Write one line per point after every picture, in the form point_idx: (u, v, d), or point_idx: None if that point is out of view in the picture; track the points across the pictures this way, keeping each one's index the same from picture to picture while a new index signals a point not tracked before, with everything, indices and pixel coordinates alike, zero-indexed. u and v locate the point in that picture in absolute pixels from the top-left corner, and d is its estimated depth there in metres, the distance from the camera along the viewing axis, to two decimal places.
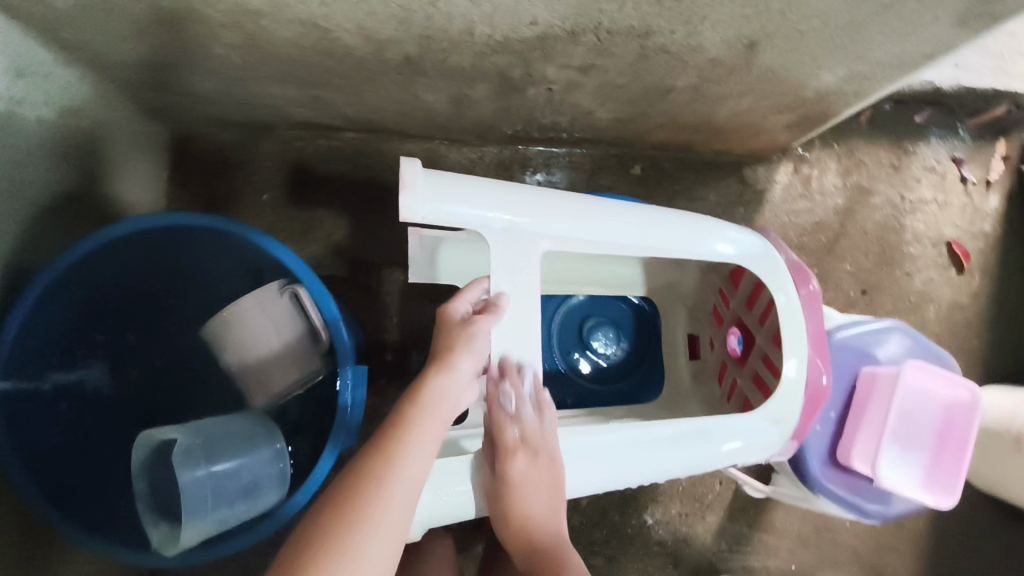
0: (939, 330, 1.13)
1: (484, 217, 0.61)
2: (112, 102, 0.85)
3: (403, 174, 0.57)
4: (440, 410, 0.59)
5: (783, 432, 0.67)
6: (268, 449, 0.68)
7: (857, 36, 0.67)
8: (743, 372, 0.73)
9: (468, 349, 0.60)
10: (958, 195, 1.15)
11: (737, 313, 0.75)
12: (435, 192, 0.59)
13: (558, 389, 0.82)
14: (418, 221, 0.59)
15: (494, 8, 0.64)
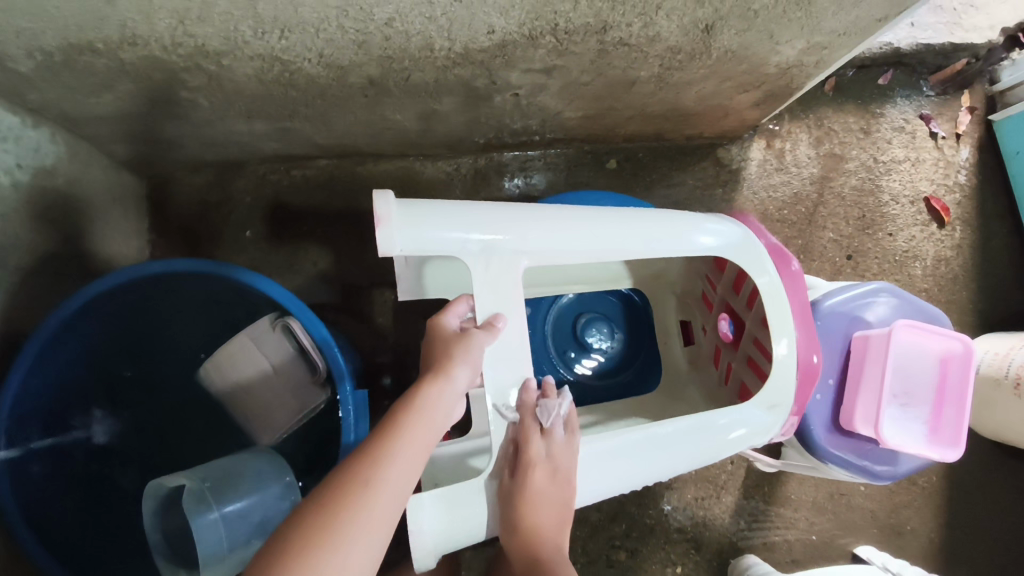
0: (927, 286, 1.14)
1: (462, 241, 0.61)
2: (84, 158, 0.85)
3: (378, 208, 0.58)
4: (432, 419, 0.57)
5: (782, 413, 0.67)
6: (276, 484, 0.67)
7: (809, 8, 0.68)
8: (737, 356, 0.73)
9: (466, 360, 0.59)
10: (930, 151, 1.17)
11: (724, 299, 0.74)
12: (410, 223, 0.60)
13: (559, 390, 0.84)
14: (397, 252, 0.60)
15: (451, 22, 0.64)
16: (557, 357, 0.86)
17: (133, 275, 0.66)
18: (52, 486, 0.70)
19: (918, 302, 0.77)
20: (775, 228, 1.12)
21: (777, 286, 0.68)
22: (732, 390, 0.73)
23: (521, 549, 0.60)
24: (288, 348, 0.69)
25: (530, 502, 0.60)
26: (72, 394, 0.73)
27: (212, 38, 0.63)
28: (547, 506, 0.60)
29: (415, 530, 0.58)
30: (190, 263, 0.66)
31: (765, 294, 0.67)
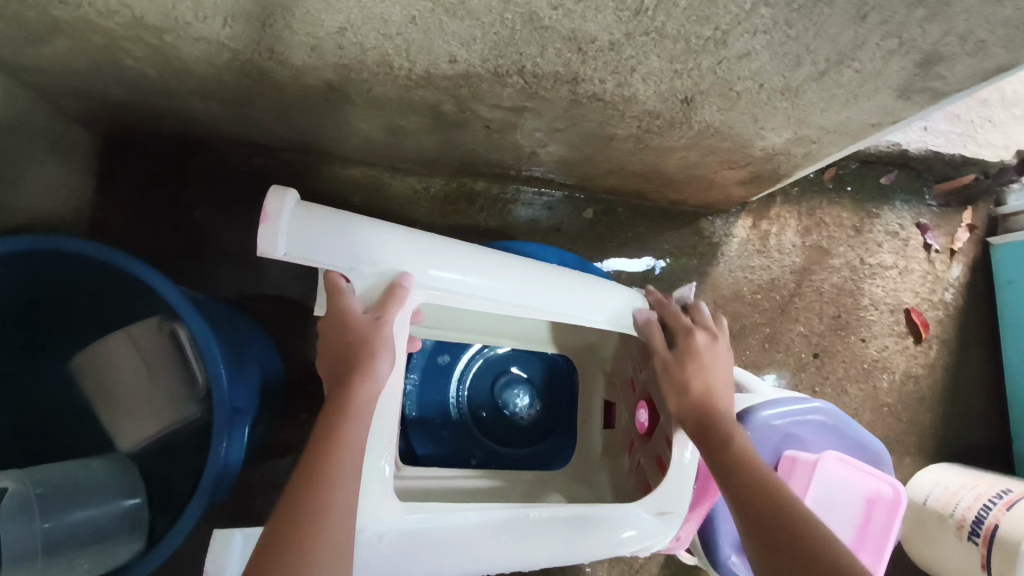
0: (890, 401, 1.08)
1: (353, 258, 0.53)
2: (26, 106, 0.80)
3: (269, 203, 0.49)
4: (363, 423, 0.52)
5: (676, 519, 0.62)
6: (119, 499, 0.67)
7: (795, 100, 0.63)
8: (647, 450, 0.68)
9: (383, 347, 0.53)
10: (919, 262, 1.11)
11: (644, 383, 0.71)
12: (303, 228, 0.51)
13: (463, 448, 0.80)
14: (280, 256, 0.51)
15: (407, 43, 0.60)
16: (469, 412, 0.83)
17: (31, 243, 0.60)
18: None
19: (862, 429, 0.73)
20: (745, 311, 1.07)
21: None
22: (637, 484, 0.68)
23: (692, 410, 0.62)
24: (170, 354, 0.69)
25: (700, 361, 0.64)
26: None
27: (150, 13, 0.58)
28: (713, 378, 0.63)
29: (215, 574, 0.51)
30: (92, 249, 0.61)
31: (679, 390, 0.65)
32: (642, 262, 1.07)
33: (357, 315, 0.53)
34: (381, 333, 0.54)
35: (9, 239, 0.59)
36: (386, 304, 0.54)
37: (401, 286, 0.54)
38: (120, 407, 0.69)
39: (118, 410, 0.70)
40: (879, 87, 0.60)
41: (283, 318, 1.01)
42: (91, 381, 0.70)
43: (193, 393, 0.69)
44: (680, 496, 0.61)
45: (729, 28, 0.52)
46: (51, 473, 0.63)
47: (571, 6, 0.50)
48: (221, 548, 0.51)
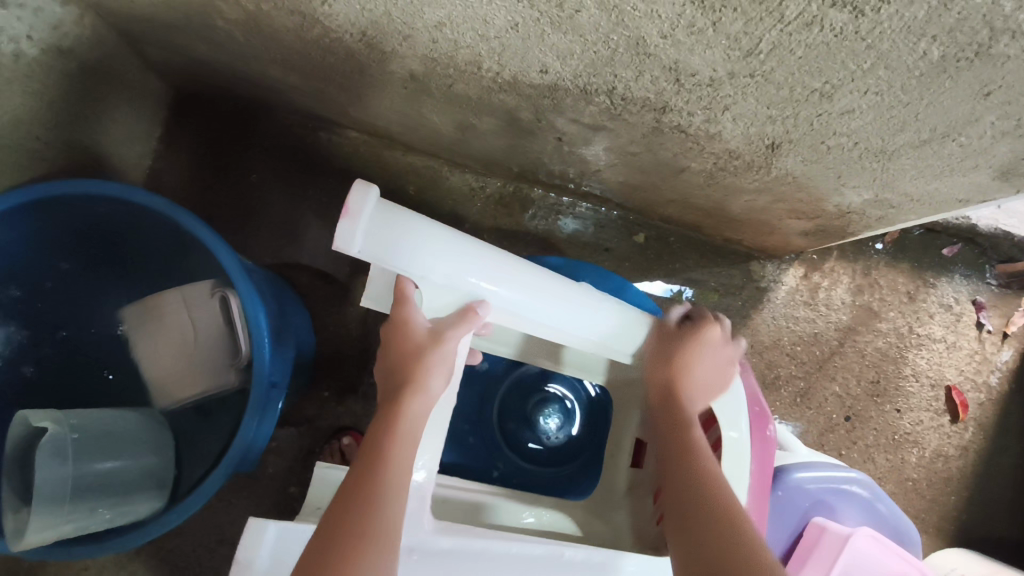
0: (916, 476, 1.05)
1: (423, 268, 0.51)
2: (108, 46, 0.80)
3: (351, 199, 0.46)
4: (413, 437, 0.52)
5: None
6: (145, 459, 0.67)
7: (887, 164, 0.62)
8: None
9: (439, 366, 0.53)
10: (969, 340, 1.08)
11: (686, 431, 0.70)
12: (381, 229, 0.48)
13: (485, 458, 0.81)
14: (353, 252, 0.48)
15: (502, 47, 0.59)
16: (497, 424, 0.84)
17: (101, 189, 0.61)
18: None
19: (894, 507, 0.71)
20: (782, 361, 1.05)
21: (741, 442, 0.61)
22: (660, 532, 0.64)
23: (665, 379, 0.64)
24: (218, 320, 0.69)
25: (694, 351, 0.64)
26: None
27: None
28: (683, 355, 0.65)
29: (244, 561, 0.50)
30: (165, 206, 0.61)
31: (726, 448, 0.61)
32: (665, 288, 1.05)
33: (419, 330, 0.54)
34: (442, 351, 0.53)
35: (93, 181, 0.60)
36: (455, 323, 0.54)
37: (472, 312, 0.53)
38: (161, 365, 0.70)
39: (165, 367, 0.71)
40: (979, 164, 0.57)
41: (319, 294, 1.01)
42: (143, 336, 0.72)
43: (233, 361, 0.69)
44: None
45: (840, 83, 0.50)
46: (87, 418, 0.64)
47: (682, 38, 0.49)
48: (254, 536, 0.51)
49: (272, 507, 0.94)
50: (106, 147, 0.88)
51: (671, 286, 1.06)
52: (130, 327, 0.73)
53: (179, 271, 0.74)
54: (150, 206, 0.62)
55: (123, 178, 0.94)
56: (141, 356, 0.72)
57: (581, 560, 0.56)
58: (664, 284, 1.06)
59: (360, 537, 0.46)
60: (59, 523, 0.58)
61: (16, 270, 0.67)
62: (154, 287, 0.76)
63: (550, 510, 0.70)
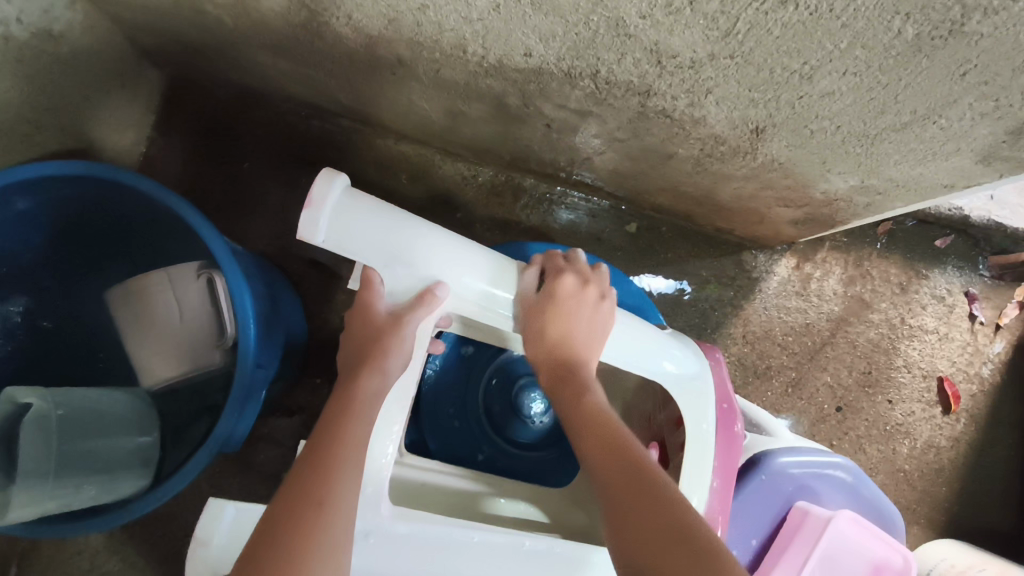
0: (907, 468, 1.06)
1: (390, 257, 0.52)
2: (99, 32, 0.81)
3: (313, 189, 0.49)
4: (368, 415, 0.52)
5: None
6: (128, 439, 0.68)
7: (871, 148, 0.62)
8: None
9: (398, 346, 0.53)
10: (962, 331, 1.08)
11: (659, 428, 0.71)
12: (346, 217, 0.50)
13: (471, 443, 0.81)
14: (320, 241, 0.50)
15: (486, 29, 0.59)
16: (483, 410, 0.83)
17: (89, 171, 0.61)
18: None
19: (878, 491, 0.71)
20: (774, 351, 1.05)
21: (709, 434, 0.62)
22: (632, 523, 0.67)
23: (551, 373, 0.58)
24: (203, 302, 0.70)
25: (561, 313, 0.58)
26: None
27: None
28: (580, 331, 0.58)
29: (201, 540, 0.52)
30: (155, 188, 0.62)
31: (694, 439, 0.62)
32: (667, 284, 1.06)
33: (381, 313, 0.53)
34: (400, 334, 0.53)
35: (82, 162, 0.61)
36: (414, 307, 0.53)
37: (433, 294, 0.53)
38: (149, 345, 0.70)
39: (148, 350, 0.71)
40: (961, 148, 0.57)
41: (311, 282, 1.01)
42: (126, 317, 0.71)
43: (218, 343, 0.70)
44: None
45: (819, 64, 0.50)
46: (75, 395, 0.64)
47: (660, 18, 0.49)
48: (211, 516, 0.52)
49: (262, 492, 0.95)
50: (98, 132, 0.89)
51: (671, 283, 1.06)
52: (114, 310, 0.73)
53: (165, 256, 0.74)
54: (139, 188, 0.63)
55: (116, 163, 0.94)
56: (126, 337, 0.72)
57: (541, 549, 0.56)
58: (670, 281, 1.06)
59: (319, 510, 0.47)
60: (43, 499, 0.58)
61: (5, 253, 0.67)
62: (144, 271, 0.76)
63: (523, 498, 0.70)
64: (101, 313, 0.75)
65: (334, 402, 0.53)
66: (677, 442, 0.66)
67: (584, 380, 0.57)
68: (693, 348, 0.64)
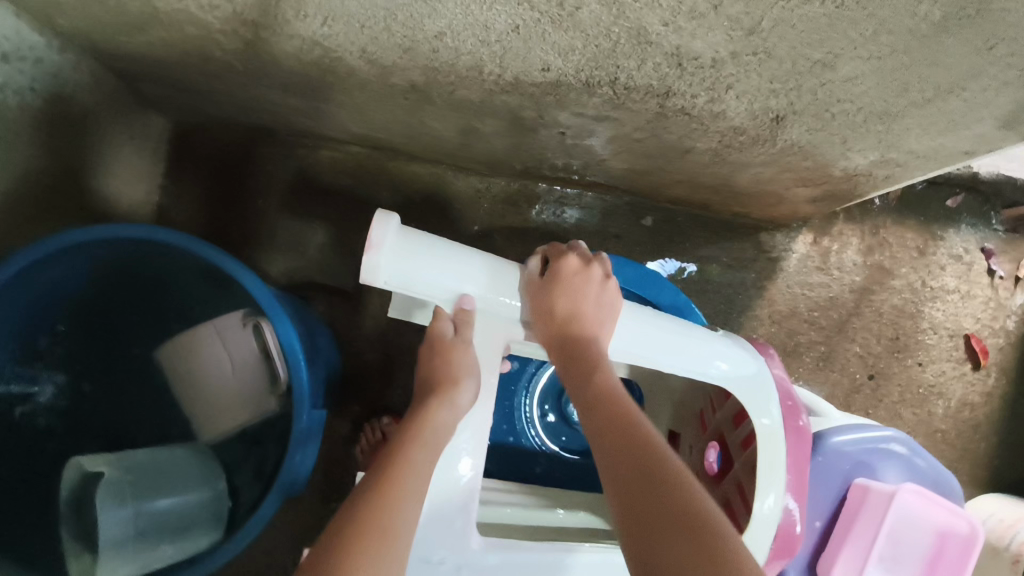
0: (944, 427, 1.07)
1: (446, 287, 0.53)
2: (105, 89, 0.81)
3: (372, 233, 0.49)
4: (436, 447, 0.52)
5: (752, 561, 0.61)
6: (206, 489, 0.68)
7: (892, 125, 0.62)
8: (715, 493, 0.70)
9: (470, 378, 0.55)
10: (983, 288, 1.09)
11: (719, 426, 0.70)
12: (404, 255, 0.51)
13: (527, 457, 0.83)
14: (378, 284, 0.51)
15: (504, 50, 0.59)
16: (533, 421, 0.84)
17: (116, 233, 0.62)
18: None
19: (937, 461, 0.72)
20: (802, 328, 1.06)
21: (777, 430, 0.62)
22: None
23: (553, 331, 0.57)
24: (252, 347, 0.72)
25: (567, 287, 0.58)
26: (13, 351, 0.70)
27: (251, 9, 0.58)
28: (587, 308, 0.58)
29: None
30: (190, 244, 0.63)
31: (762, 436, 0.62)
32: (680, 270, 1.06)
33: (445, 341, 0.55)
34: (461, 360, 0.55)
35: (112, 225, 0.61)
36: (457, 327, 0.55)
37: (463, 310, 0.54)
38: (210, 395, 0.73)
39: (211, 400, 0.74)
40: (984, 116, 0.58)
41: (339, 310, 1.02)
42: (182, 371, 0.74)
43: (271, 387, 0.72)
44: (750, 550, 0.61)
45: (842, 52, 0.51)
46: (143, 458, 0.68)
47: (683, 24, 0.50)
48: None
49: (316, 523, 0.96)
50: (114, 188, 0.89)
51: (670, 263, 1.06)
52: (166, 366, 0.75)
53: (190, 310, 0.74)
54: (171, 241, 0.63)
55: (134, 216, 0.95)
56: (184, 391, 0.74)
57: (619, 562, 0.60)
58: (667, 261, 1.06)
59: (382, 536, 0.46)
60: (122, 565, 0.61)
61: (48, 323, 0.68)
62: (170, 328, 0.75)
63: (584, 508, 0.71)
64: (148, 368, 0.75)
65: (405, 431, 0.54)
66: (744, 436, 0.66)
67: (591, 362, 0.56)
68: (750, 350, 0.65)
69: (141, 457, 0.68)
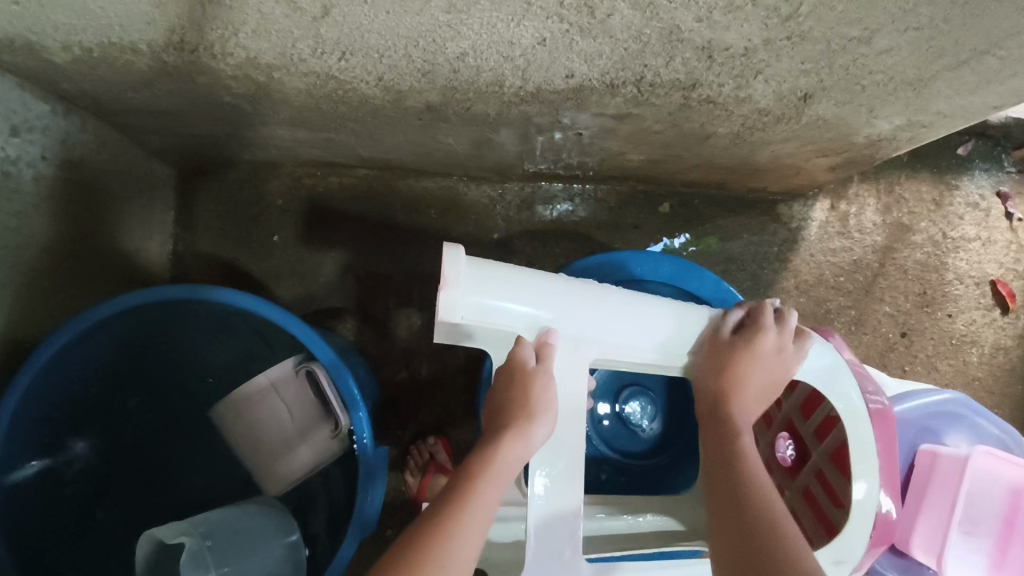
0: (981, 374, 1.07)
1: (519, 320, 0.55)
2: (112, 146, 0.79)
3: (445, 269, 0.51)
4: (503, 479, 0.54)
5: (850, 550, 0.61)
6: (279, 546, 0.70)
7: (922, 89, 0.62)
8: (793, 485, 0.74)
9: (545, 412, 0.55)
10: (1002, 232, 1.09)
11: (789, 417, 0.76)
12: (477, 289, 0.53)
13: (592, 465, 0.89)
14: (456, 321, 0.53)
15: (527, 63, 0.58)
16: (594, 428, 0.90)
17: (162, 296, 0.65)
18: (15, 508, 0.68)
19: (1008, 430, 0.75)
20: (829, 295, 1.06)
21: (861, 414, 0.63)
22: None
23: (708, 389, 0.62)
24: (310, 395, 0.72)
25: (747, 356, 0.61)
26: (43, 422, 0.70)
27: (266, 52, 0.57)
28: (759, 374, 0.61)
29: None
30: (249, 302, 0.65)
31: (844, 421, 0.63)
32: (704, 253, 1.05)
33: (525, 371, 0.55)
34: (541, 394, 0.55)
35: (158, 288, 0.64)
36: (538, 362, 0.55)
37: (548, 344, 0.56)
38: (268, 449, 0.74)
39: (277, 454, 0.73)
40: (1018, 72, 0.58)
41: (369, 338, 1.00)
42: (239, 427, 0.75)
43: (334, 433, 0.71)
44: (850, 542, 0.61)
45: (880, 27, 0.51)
46: (218, 517, 0.68)
47: (718, 18, 0.49)
48: None
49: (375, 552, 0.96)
50: (129, 244, 0.88)
51: (670, 241, 1.05)
52: (223, 421, 0.76)
53: (232, 350, 0.79)
54: (214, 298, 0.66)
55: (149, 269, 0.94)
56: (243, 445, 0.75)
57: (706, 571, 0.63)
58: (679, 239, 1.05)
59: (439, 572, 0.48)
60: None
61: (89, 389, 0.74)
62: (213, 373, 0.81)
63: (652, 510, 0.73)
64: (199, 418, 0.81)
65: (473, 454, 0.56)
66: (825, 418, 0.69)
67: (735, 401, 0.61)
68: (821, 339, 0.65)
69: (215, 517, 0.68)
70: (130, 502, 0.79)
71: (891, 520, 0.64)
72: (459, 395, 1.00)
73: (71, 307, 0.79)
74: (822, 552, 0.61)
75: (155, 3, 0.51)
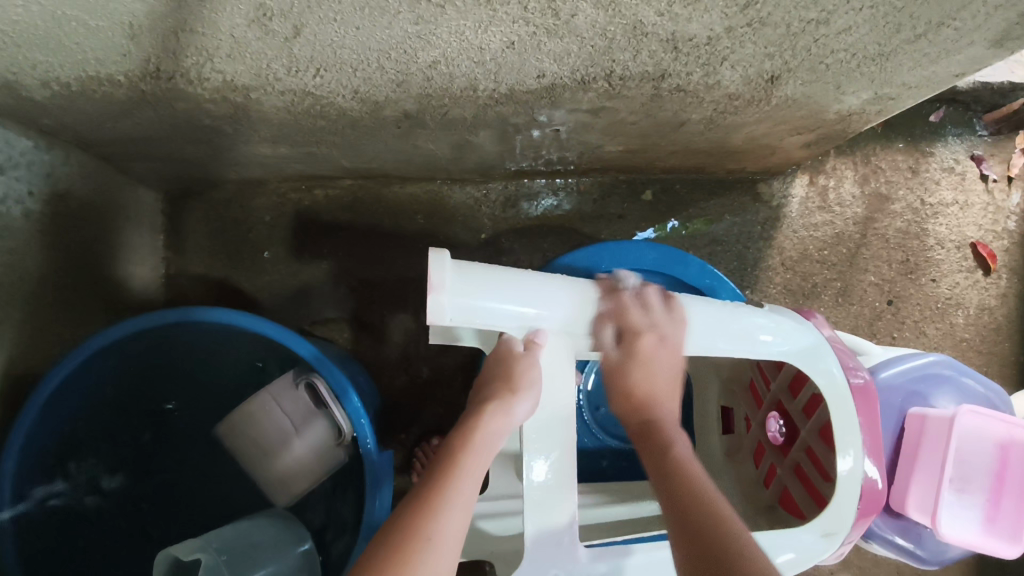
0: (968, 335, 1.09)
1: (507, 319, 0.57)
2: (97, 176, 0.81)
3: (431, 275, 0.53)
4: (489, 450, 0.57)
5: (842, 520, 0.64)
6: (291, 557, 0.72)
7: (885, 64, 0.63)
8: (782, 462, 0.76)
9: (529, 390, 0.57)
10: (979, 195, 1.11)
11: (777, 397, 0.77)
12: (463, 290, 0.54)
13: (593, 453, 0.91)
14: (445, 322, 0.55)
15: (498, 66, 0.60)
16: (592, 417, 0.91)
17: (158, 322, 0.66)
18: (33, 538, 0.69)
19: (987, 384, 0.78)
20: (815, 269, 1.08)
21: (842, 386, 0.65)
22: (774, 493, 0.76)
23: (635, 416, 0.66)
24: (308, 409, 0.73)
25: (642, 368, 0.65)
26: (53, 453, 0.71)
27: (241, 74, 0.58)
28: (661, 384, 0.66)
29: None
30: (245, 321, 0.66)
31: (828, 396, 0.65)
32: (689, 237, 1.07)
33: (514, 353, 0.58)
34: (527, 372, 0.57)
35: (152, 313, 0.66)
36: (527, 351, 0.58)
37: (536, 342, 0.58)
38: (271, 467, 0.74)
39: (276, 469, 0.74)
40: (975, 40, 0.60)
41: (365, 346, 1.01)
42: (241, 444, 0.76)
43: (338, 442, 0.73)
44: (839, 513, 0.64)
45: (836, 8, 0.52)
46: (229, 537, 0.70)
47: (678, 11, 0.51)
48: None
49: None
50: (122, 272, 0.89)
51: (655, 227, 1.06)
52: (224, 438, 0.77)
53: (232, 369, 0.81)
54: (209, 319, 0.67)
55: (143, 294, 0.95)
56: (247, 462, 0.77)
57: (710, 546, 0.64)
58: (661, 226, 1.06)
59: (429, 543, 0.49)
60: None
61: (96, 418, 0.76)
62: (215, 393, 0.83)
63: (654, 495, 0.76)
64: (204, 438, 0.83)
65: (460, 428, 0.58)
66: (812, 392, 0.71)
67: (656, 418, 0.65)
68: (796, 319, 0.67)
69: (227, 537, 0.70)
70: (143, 525, 0.80)
71: (880, 490, 0.65)
72: (459, 395, 1.02)
73: (71, 338, 0.80)
74: (813, 524, 0.64)
75: (130, 36, 0.52)
